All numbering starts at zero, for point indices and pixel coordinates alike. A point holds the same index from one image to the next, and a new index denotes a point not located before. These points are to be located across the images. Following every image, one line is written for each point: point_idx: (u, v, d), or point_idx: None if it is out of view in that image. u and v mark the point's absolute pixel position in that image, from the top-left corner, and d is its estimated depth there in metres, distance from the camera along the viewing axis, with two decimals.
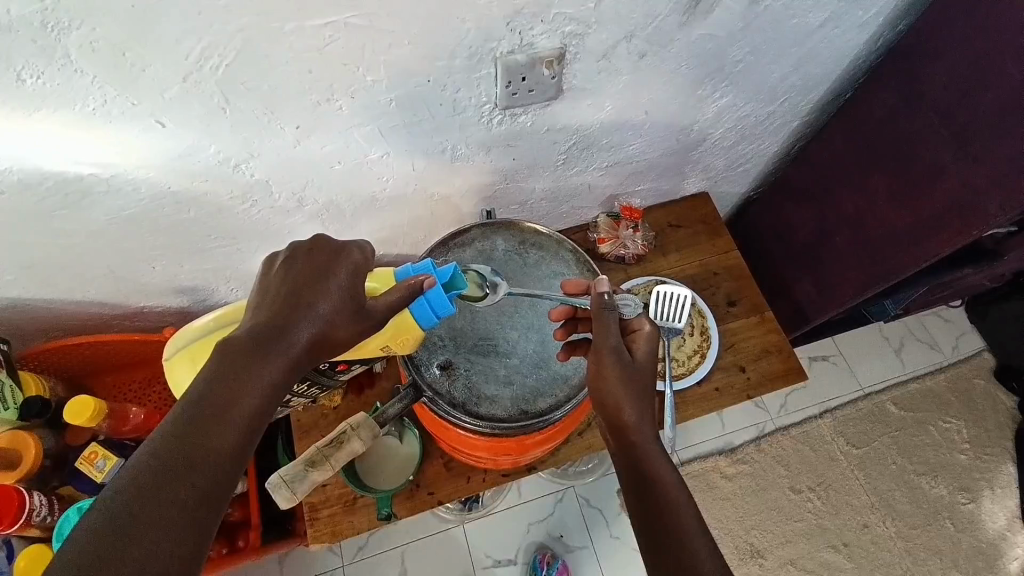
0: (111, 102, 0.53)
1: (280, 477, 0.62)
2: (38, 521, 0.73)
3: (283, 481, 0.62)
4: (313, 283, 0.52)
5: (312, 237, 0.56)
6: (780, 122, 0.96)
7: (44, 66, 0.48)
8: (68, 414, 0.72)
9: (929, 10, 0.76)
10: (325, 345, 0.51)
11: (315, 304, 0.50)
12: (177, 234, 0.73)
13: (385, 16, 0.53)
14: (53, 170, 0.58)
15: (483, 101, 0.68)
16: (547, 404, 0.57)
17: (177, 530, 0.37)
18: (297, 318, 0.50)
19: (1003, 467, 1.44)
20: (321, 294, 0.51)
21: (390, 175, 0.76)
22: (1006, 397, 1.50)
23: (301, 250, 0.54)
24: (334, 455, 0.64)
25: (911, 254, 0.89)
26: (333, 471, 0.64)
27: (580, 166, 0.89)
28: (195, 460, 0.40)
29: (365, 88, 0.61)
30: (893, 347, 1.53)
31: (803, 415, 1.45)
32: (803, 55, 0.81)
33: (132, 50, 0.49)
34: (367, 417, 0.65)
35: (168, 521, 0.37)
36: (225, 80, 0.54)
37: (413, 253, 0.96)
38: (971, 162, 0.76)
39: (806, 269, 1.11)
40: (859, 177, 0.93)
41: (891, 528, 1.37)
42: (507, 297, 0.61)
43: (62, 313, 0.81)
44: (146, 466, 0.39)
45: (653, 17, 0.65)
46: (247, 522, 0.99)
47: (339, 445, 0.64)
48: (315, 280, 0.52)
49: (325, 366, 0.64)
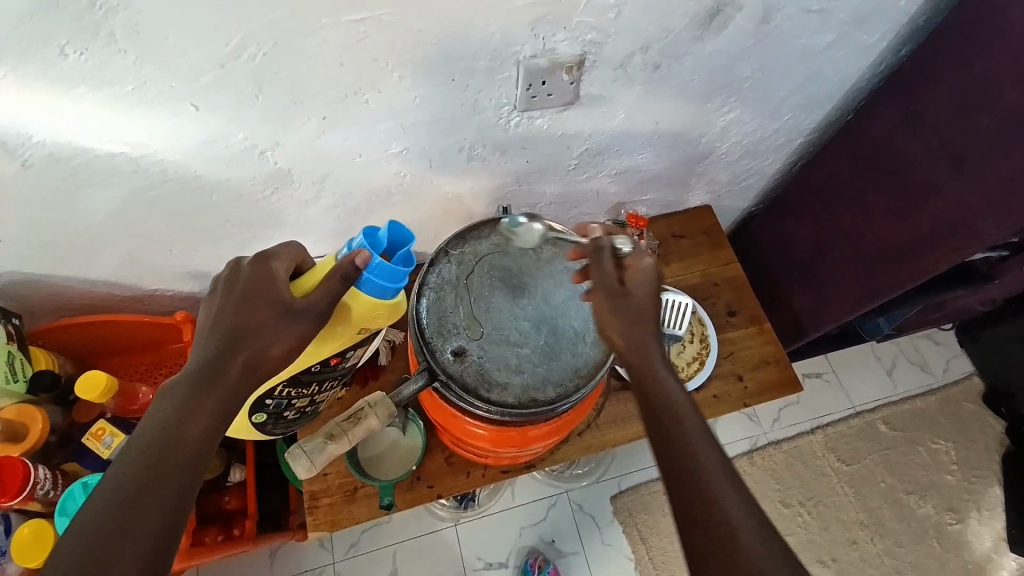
0: (149, 84, 0.55)
1: (298, 446, 0.64)
2: (41, 494, 0.73)
3: (301, 450, 0.64)
4: (250, 300, 0.57)
5: (236, 260, 0.59)
6: (783, 140, 1.00)
7: (89, 45, 0.50)
8: (79, 388, 0.74)
9: (931, 38, 0.80)
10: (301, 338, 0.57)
11: (258, 322, 0.56)
12: (196, 219, 0.74)
13: (417, 15, 0.56)
14: (85, 147, 0.60)
15: (503, 102, 0.71)
16: (557, 393, 0.59)
17: (156, 527, 0.47)
18: (257, 332, 0.56)
19: (991, 489, 1.46)
20: (261, 312, 0.57)
21: (407, 171, 0.78)
22: (994, 420, 1.53)
23: (235, 273, 0.58)
24: (351, 431, 0.65)
25: (908, 271, 0.92)
26: (349, 446, 0.65)
27: (590, 172, 0.92)
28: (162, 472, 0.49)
29: (391, 84, 0.63)
30: (884, 367, 1.56)
31: (796, 430, 1.46)
32: (809, 75, 0.85)
33: (175, 34, 0.51)
34: (388, 399, 0.65)
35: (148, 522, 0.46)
36: (260, 68, 0.56)
37: (423, 251, 0.98)
38: (964, 182, 0.80)
39: (803, 283, 1.14)
40: (857, 196, 0.97)
41: (879, 545, 1.38)
42: (520, 288, 0.63)
43: (76, 292, 0.82)
44: (121, 484, 0.47)
45: (669, 30, 0.68)
46: (243, 512, 0.99)
47: (355, 421, 0.64)
48: (257, 294, 0.57)
49: (316, 366, 0.68)
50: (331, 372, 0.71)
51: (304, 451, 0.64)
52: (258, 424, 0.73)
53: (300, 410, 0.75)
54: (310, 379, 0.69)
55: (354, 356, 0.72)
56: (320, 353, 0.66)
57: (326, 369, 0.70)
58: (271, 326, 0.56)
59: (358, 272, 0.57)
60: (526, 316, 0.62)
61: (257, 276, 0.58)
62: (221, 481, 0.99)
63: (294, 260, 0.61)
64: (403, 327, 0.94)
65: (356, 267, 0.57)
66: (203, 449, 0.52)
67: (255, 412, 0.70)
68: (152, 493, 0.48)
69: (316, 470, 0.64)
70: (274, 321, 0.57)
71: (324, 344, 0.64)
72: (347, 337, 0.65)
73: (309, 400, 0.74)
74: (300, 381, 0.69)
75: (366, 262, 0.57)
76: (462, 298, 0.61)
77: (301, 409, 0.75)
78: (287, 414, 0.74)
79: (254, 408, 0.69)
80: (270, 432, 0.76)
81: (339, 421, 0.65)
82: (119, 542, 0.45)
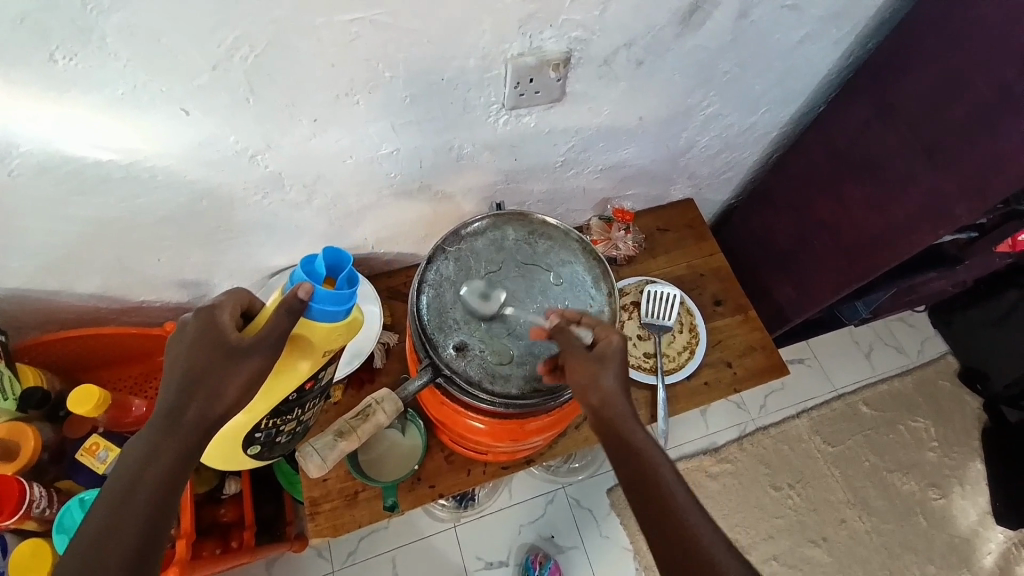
0: (141, 88, 0.55)
1: (308, 445, 0.64)
2: (37, 513, 0.72)
3: (311, 448, 0.64)
4: (198, 342, 0.53)
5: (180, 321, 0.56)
6: (761, 132, 1.03)
7: (80, 49, 0.50)
8: (72, 403, 0.73)
9: (897, 31, 0.84)
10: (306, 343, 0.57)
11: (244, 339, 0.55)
12: (185, 225, 0.73)
13: (410, 16, 0.57)
14: (76, 155, 0.59)
15: (492, 101, 0.72)
16: (559, 382, 0.59)
17: (139, 532, 0.50)
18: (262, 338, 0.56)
19: (970, 464, 1.52)
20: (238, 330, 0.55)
21: (398, 172, 0.78)
22: (970, 398, 1.59)
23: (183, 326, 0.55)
24: (359, 428, 0.66)
25: (885, 255, 0.96)
26: (359, 443, 0.66)
27: (577, 168, 0.93)
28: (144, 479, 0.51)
29: (383, 84, 0.63)
30: (863, 351, 1.61)
31: (782, 415, 1.50)
32: (784, 69, 0.88)
33: (170, 37, 0.51)
34: (395, 396, 0.66)
35: (132, 528, 0.49)
36: (252, 70, 0.56)
37: (414, 253, 0.98)
38: (936, 170, 0.84)
39: (784, 272, 1.18)
40: (833, 185, 1.00)
41: (866, 523, 1.43)
42: (519, 282, 0.63)
43: (62, 306, 0.80)
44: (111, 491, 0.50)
45: (652, 27, 0.71)
46: (241, 523, 0.97)
47: (363, 418, 0.65)
48: (207, 329, 0.54)
49: (290, 395, 0.65)
50: (310, 394, 0.69)
51: (316, 449, 0.64)
52: (256, 453, 0.73)
53: (292, 432, 0.73)
54: (291, 406, 0.67)
55: (327, 375, 0.68)
56: (291, 382, 0.63)
57: (302, 394, 0.67)
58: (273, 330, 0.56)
59: (304, 305, 0.53)
60: (525, 308, 0.62)
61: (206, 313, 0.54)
62: (217, 493, 0.97)
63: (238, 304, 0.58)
64: (397, 329, 0.95)
65: (300, 301, 0.53)
66: (181, 459, 0.53)
67: (248, 447, 0.71)
68: (131, 505, 0.50)
69: (328, 467, 0.65)
70: (228, 358, 0.53)
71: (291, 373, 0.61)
72: (310, 364, 0.62)
73: (298, 421, 0.72)
74: (280, 411, 0.67)
75: (309, 294, 0.53)
76: (461, 293, 0.62)
77: (292, 431, 0.73)
78: (280, 439, 0.73)
79: (244, 441, 0.69)
80: (274, 457, 0.77)
81: (346, 419, 0.66)
82: (107, 546, 0.48)
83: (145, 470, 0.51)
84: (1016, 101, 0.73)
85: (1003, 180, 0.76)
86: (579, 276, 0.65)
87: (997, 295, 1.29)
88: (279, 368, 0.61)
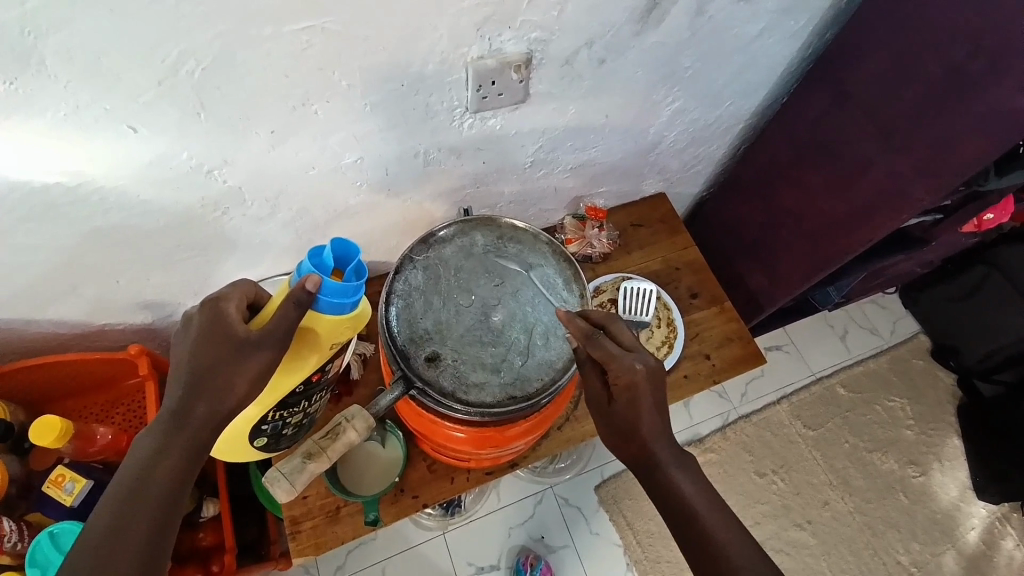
0: (85, 108, 0.53)
1: (276, 470, 0.62)
2: (9, 547, 0.70)
3: (280, 473, 0.61)
4: (201, 337, 0.54)
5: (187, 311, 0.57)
6: (727, 124, 1.03)
7: (17, 75, 0.48)
8: (33, 435, 0.70)
9: (851, 20, 0.85)
10: (277, 364, 0.55)
11: (210, 362, 0.53)
12: (144, 246, 0.71)
13: (361, 22, 0.55)
14: (20, 180, 0.56)
15: (455, 105, 0.71)
16: (535, 387, 0.57)
17: (143, 538, 0.51)
18: (227, 360, 0.53)
19: (947, 440, 1.56)
20: (217, 347, 0.53)
21: (363, 180, 0.77)
22: (943, 375, 1.63)
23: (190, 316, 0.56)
24: (330, 448, 0.63)
25: (850, 240, 0.98)
26: (330, 464, 0.63)
27: (547, 169, 0.93)
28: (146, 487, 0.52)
29: (341, 93, 0.62)
30: (837, 334, 1.64)
31: (763, 402, 1.52)
32: (746, 61, 0.88)
33: (110, 57, 0.49)
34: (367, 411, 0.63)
35: (135, 535, 0.51)
36: (201, 84, 0.55)
37: (385, 260, 0.97)
38: (892, 154, 0.85)
39: (756, 262, 1.19)
40: (796, 173, 1.01)
41: (849, 503, 1.45)
42: (491, 291, 0.61)
43: (18, 336, 0.77)
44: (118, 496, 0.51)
45: (611, 24, 0.70)
46: (221, 546, 0.95)
47: (332, 439, 0.62)
48: (216, 324, 0.54)
49: (299, 385, 0.64)
50: (318, 387, 0.68)
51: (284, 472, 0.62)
52: (261, 446, 0.71)
53: (298, 424, 0.72)
54: (298, 398, 0.66)
55: (334, 366, 0.67)
56: (300, 375, 0.62)
57: (309, 386, 0.66)
58: (242, 352, 0.54)
59: (312, 297, 0.53)
60: (498, 315, 0.60)
61: (214, 307, 0.55)
62: (195, 517, 0.95)
63: (246, 296, 0.58)
64: (373, 339, 0.93)
65: (307, 293, 0.53)
66: (184, 467, 0.53)
67: (254, 438, 0.68)
68: (137, 512, 0.51)
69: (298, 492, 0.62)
70: (233, 353, 0.53)
71: (299, 365, 0.62)
72: (318, 358, 0.62)
73: (305, 414, 0.71)
74: (287, 403, 0.66)
75: (318, 287, 0.53)
76: (432, 301, 0.60)
77: (299, 424, 0.72)
78: (286, 431, 0.71)
79: (250, 434, 0.67)
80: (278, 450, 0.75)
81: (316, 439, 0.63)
82: (113, 549, 0.50)
83: (150, 478, 0.52)
84: (968, 84, 0.74)
85: (960, 159, 0.78)
86: (553, 278, 0.63)
87: (967, 271, 1.39)
88: (287, 364, 0.61)
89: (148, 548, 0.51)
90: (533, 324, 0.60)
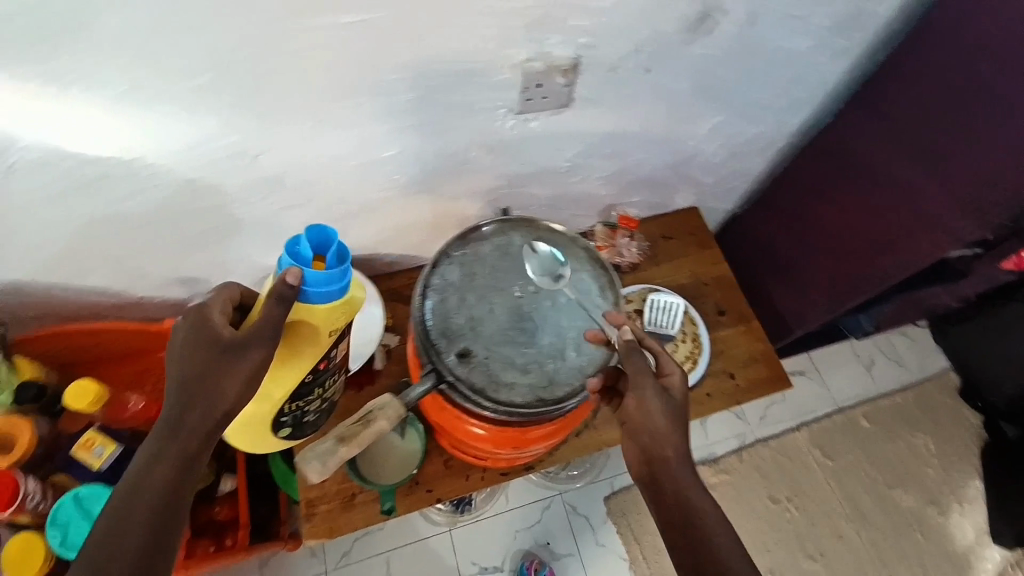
0: (144, 84, 0.54)
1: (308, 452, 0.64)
2: (31, 507, 0.72)
3: (312, 454, 0.63)
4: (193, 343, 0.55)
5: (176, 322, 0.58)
6: (766, 142, 1.02)
7: (85, 48, 0.50)
8: (69, 397, 0.73)
9: (903, 43, 0.84)
10: None
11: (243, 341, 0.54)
12: (186, 223, 0.73)
13: (414, 18, 0.56)
14: (76, 150, 0.59)
15: (498, 105, 0.72)
16: (563, 391, 0.58)
17: (158, 502, 0.53)
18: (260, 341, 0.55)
19: (969, 481, 1.51)
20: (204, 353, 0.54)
21: (401, 174, 0.78)
22: (969, 414, 1.58)
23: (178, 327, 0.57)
24: (360, 434, 0.64)
25: (887, 268, 0.97)
26: (360, 449, 0.64)
27: (581, 174, 0.93)
28: (166, 454, 0.54)
29: (389, 86, 0.63)
30: (863, 364, 1.60)
31: (782, 427, 1.49)
32: (791, 78, 0.87)
33: (174, 36, 0.51)
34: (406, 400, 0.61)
35: (151, 497, 0.53)
36: (256, 69, 0.56)
37: (414, 254, 0.98)
38: (935, 177, 0.84)
39: (786, 284, 1.17)
40: (835, 196, 1.00)
41: (864, 537, 1.42)
42: (525, 292, 0.62)
43: (59, 301, 0.79)
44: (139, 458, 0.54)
45: (659, 34, 0.70)
46: (235, 522, 0.97)
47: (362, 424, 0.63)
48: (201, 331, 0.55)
49: (308, 374, 0.66)
50: (327, 373, 0.69)
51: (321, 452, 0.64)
52: (288, 436, 0.75)
53: (319, 410, 0.75)
54: (310, 386, 0.68)
55: (341, 351, 0.69)
56: (304, 365, 0.64)
57: (317, 374, 0.67)
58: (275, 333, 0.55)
59: (295, 290, 0.54)
60: (531, 317, 0.61)
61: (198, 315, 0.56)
62: (212, 492, 0.97)
63: (229, 300, 0.59)
64: (397, 331, 0.94)
65: (291, 287, 0.53)
66: (201, 437, 0.55)
67: (278, 430, 0.72)
68: (154, 477, 0.53)
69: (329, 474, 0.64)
70: (266, 335, 0.54)
71: (301, 356, 0.63)
72: (318, 347, 0.63)
73: (322, 400, 0.74)
74: (301, 393, 0.68)
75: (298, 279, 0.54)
76: (467, 298, 0.61)
77: (320, 411, 0.75)
78: (308, 418, 0.74)
79: (272, 426, 0.71)
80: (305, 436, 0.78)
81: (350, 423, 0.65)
82: (131, 508, 0.52)
83: (169, 445, 0.54)
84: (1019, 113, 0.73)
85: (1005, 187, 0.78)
86: (587, 285, 0.63)
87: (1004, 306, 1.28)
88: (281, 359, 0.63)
89: (162, 510, 0.54)
90: (565, 328, 0.61)
